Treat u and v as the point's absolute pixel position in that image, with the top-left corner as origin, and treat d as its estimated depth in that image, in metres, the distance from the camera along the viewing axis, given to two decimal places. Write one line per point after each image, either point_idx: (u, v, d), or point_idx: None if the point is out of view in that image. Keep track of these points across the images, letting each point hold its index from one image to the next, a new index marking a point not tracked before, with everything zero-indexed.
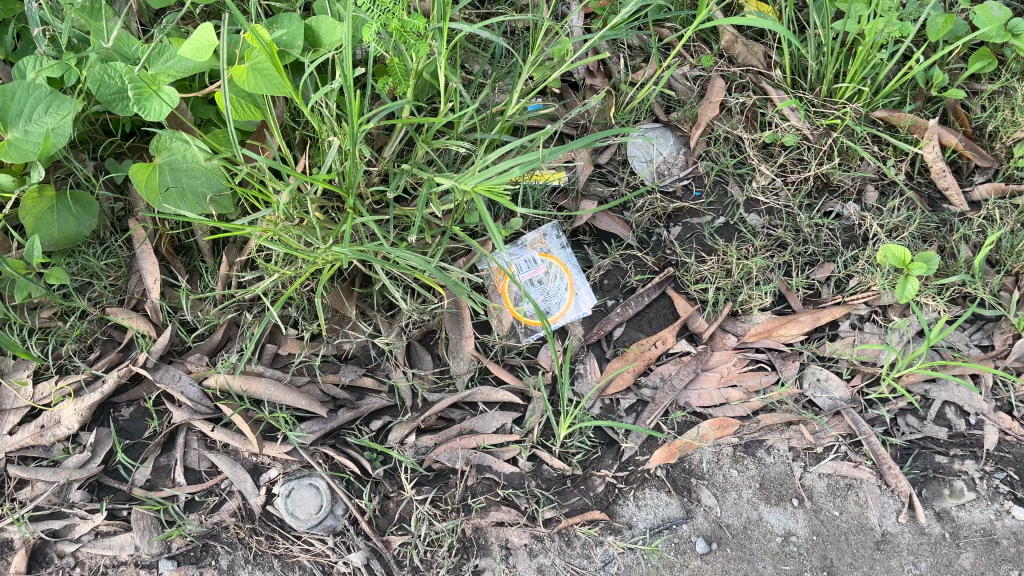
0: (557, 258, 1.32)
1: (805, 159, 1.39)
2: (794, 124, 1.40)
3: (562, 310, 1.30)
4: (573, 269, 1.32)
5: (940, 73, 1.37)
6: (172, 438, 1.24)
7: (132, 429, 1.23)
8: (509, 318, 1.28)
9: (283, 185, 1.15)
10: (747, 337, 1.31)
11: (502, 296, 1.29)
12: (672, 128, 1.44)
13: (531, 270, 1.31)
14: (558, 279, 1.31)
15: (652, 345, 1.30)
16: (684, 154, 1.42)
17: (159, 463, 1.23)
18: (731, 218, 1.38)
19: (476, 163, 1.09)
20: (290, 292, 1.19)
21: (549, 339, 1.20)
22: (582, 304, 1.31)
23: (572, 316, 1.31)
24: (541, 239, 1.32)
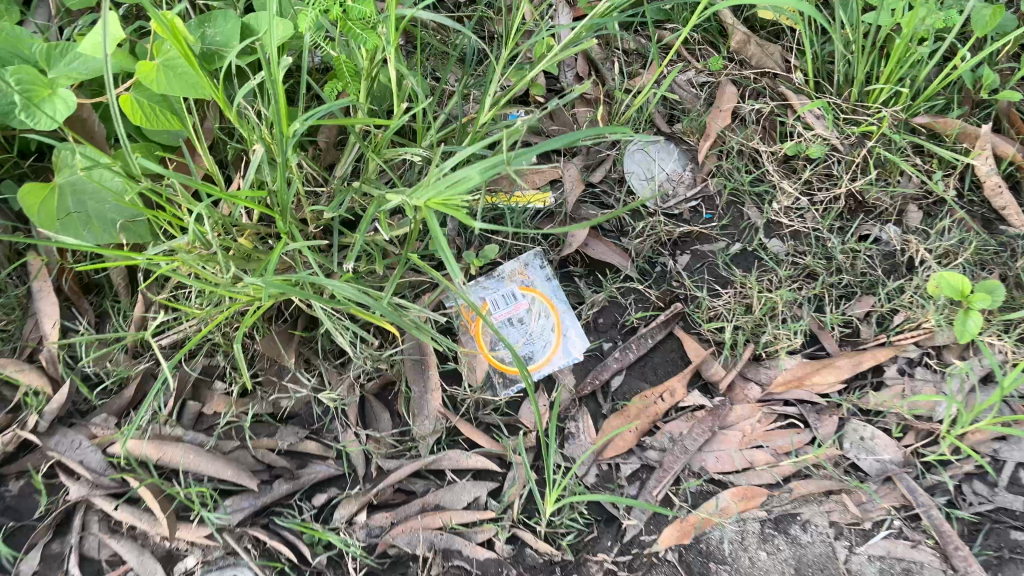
0: (542, 292, 1.09)
1: (835, 174, 1.18)
2: (819, 133, 1.18)
3: (548, 355, 1.07)
4: (561, 305, 1.09)
5: (991, 71, 1.16)
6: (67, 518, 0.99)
7: (21, 506, 0.99)
8: (483, 366, 1.06)
9: (196, 203, 0.93)
10: (774, 387, 1.07)
11: (475, 341, 1.07)
12: (676, 140, 1.23)
13: (509, 308, 1.08)
14: (543, 318, 1.08)
15: (658, 399, 1.07)
16: (692, 171, 1.21)
17: (49, 551, 0.97)
18: (749, 244, 1.17)
19: (430, 170, 0.87)
20: (207, 334, 0.97)
21: (529, 393, 0.97)
22: (573, 348, 1.08)
23: (562, 363, 1.07)
24: (521, 270, 1.10)
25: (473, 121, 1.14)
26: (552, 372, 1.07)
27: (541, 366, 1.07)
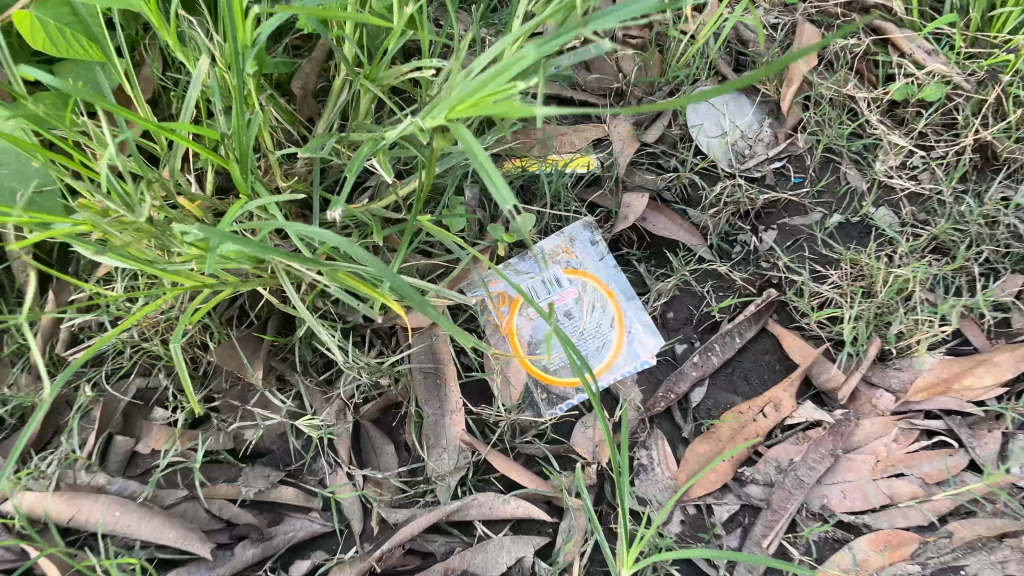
0: (595, 275, 0.84)
1: (958, 121, 0.91)
2: (935, 69, 0.92)
3: (611, 355, 0.81)
4: (621, 290, 0.84)
5: None
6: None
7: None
8: (521, 376, 0.79)
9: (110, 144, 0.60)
10: (913, 395, 0.80)
11: (512, 341, 0.80)
12: (748, 89, 0.96)
13: (553, 297, 0.82)
14: (599, 308, 0.83)
15: (758, 415, 0.79)
16: (771, 127, 0.95)
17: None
18: (853, 215, 0.90)
19: (454, 72, 0.58)
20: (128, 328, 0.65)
21: (599, 411, 0.68)
22: (643, 346, 0.82)
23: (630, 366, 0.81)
24: (565, 247, 0.84)
25: None
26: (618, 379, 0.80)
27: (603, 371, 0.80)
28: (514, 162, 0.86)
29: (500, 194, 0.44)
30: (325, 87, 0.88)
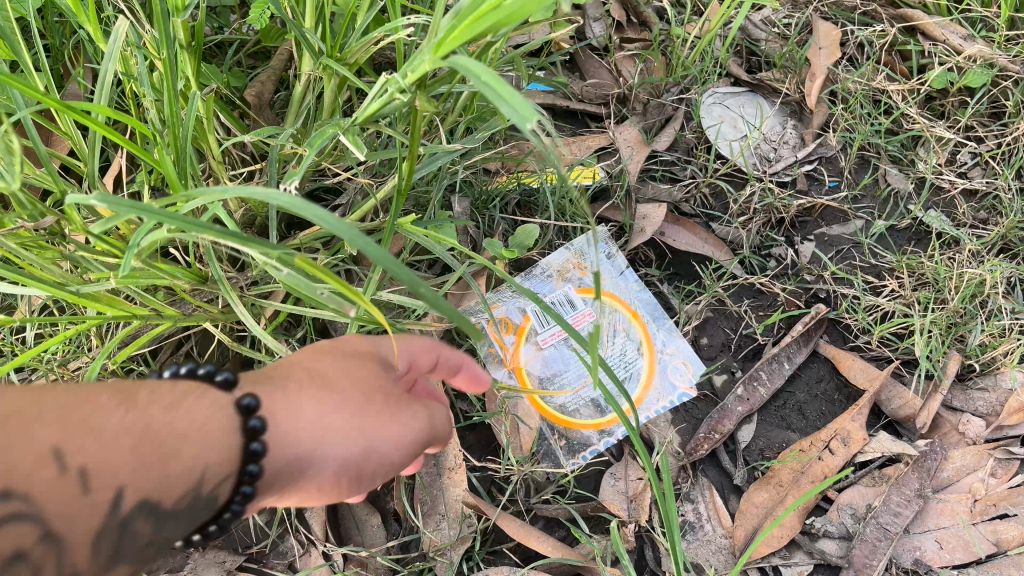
0: (615, 292, 0.72)
1: (1007, 108, 0.81)
2: (978, 52, 0.82)
3: (641, 388, 0.69)
4: (647, 308, 0.72)
5: None
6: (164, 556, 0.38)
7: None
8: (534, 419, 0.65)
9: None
10: (1006, 417, 0.66)
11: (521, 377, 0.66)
12: (762, 91, 0.85)
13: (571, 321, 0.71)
14: (623, 331, 0.71)
15: (824, 451, 0.65)
16: (795, 128, 0.84)
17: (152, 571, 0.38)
18: (902, 217, 0.78)
19: (440, 8, 0.45)
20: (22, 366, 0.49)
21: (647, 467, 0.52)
22: (680, 375, 0.69)
23: (665, 403, 0.68)
24: (577, 261, 0.72)
25: None
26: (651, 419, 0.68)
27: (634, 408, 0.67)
28: (508, 173, 0.74)
29: (517, 114, 0.32)
30: (283, 100, 0.75)
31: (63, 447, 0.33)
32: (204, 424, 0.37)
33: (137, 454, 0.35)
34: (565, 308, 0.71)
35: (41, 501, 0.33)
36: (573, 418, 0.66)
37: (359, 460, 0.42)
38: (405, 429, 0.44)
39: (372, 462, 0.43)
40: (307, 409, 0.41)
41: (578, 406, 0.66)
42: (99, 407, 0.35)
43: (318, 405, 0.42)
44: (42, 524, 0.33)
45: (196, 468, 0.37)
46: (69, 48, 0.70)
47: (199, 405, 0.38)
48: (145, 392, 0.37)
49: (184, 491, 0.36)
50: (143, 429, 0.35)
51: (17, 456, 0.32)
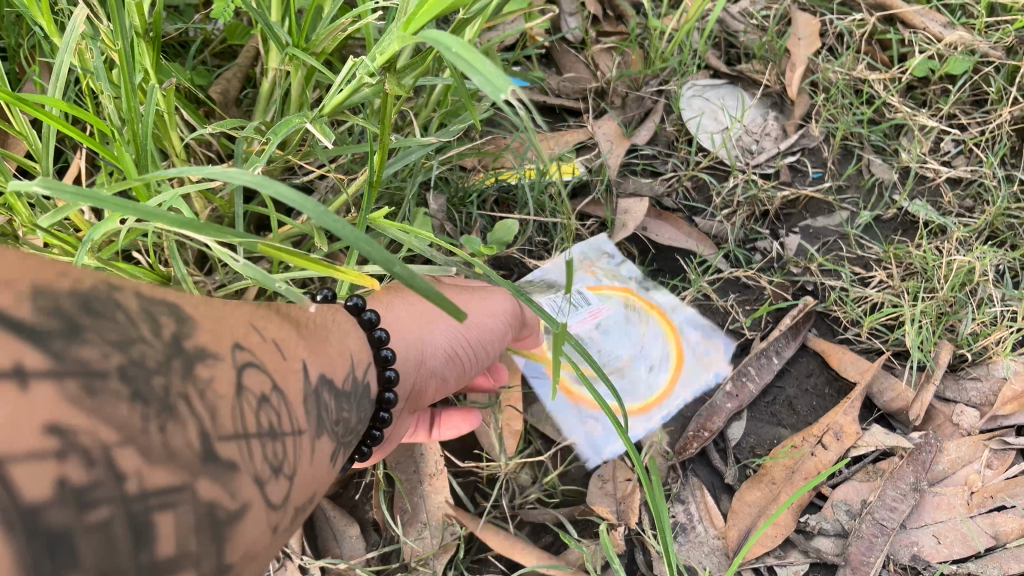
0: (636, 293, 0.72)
1: (989, 96, 0.80)
2: (958, 39, 0.81)
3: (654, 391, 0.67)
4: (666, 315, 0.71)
5: None
6: (340, 456, 0.42)
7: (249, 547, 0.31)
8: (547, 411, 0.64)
9: None
10: (1001, 406, 0.65)
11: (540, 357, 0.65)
12: (742, 82, 0.84)
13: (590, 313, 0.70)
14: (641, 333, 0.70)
15: (817, 447, 0.63)
16: (777, 119, 0.82)
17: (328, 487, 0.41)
18: (888, 207, 0.77)
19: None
20: None
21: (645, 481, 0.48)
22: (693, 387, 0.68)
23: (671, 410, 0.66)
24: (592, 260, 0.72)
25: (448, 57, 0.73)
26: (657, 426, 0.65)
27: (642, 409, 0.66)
28: (485, 169, 0.72)
29: (490, 82, 0.30)
30: (250, 98, 0.73)
31: (255, 324, 0.38)
32: (337, 318, 0.47)
33: (304, 338, 0.41)
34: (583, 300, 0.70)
35: (260, 355, 0.36)
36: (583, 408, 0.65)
37: (463, 334, 0.54)
38: (485, 303, 0.57)
39: (473, 335, 0.55)
40: (406, 309, 0.53)
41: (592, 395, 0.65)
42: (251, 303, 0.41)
43: (410, 305, 0.53)
44: (270, 376, 0.36)
45: (347, 350, 0.44)
46: (23, 47, 0.67)
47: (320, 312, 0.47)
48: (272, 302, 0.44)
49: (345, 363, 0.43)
50: (296, 320, 0.42)
51: (232, 325, 0.36)
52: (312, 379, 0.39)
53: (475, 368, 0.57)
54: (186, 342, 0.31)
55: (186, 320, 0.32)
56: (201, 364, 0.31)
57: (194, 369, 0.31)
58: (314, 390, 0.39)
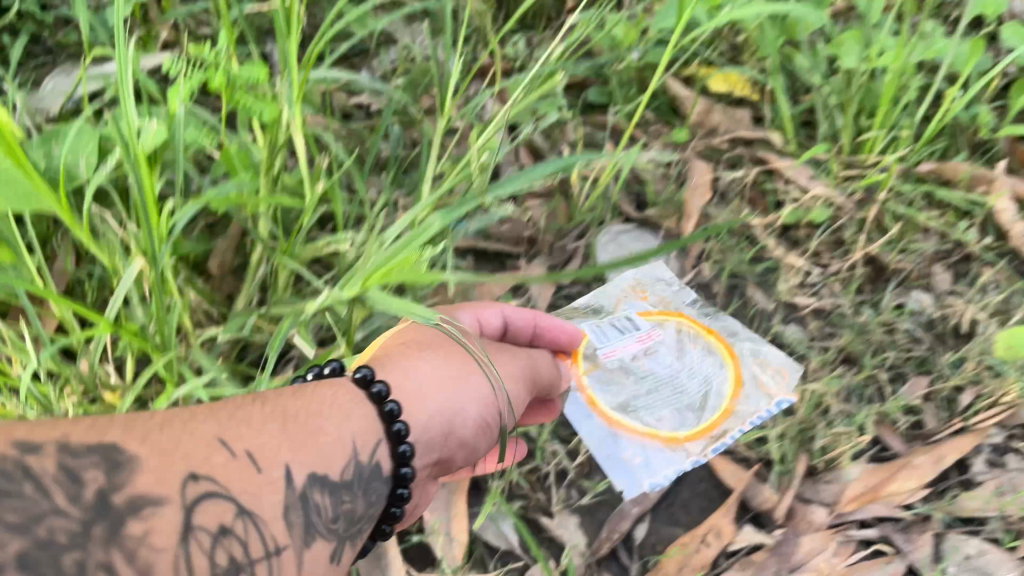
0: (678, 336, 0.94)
1: (846, 239, 0.99)
2: (820, 193, 1.01)
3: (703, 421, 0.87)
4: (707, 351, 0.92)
5: (989, 107, 1.03)
6: (348, 537, 0.56)
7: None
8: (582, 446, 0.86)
9: None
10: (846, 505, 0.82)
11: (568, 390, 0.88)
12: (652, 226, 1.03)
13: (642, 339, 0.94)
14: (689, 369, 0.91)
15: (701, 544, 0.80)
16: (677, 258, 1.01)
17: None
18: (766, 333, 0.95)
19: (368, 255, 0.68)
20: None
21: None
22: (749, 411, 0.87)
23: (741, 425, 0.86)
24: (637, 294, 0.98)
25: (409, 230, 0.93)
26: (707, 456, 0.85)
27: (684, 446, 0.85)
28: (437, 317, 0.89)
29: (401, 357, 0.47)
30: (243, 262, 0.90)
31: (229, 441, 0.51)
32: (340, 401, 0.59)
33: (287, 441, 0.53)
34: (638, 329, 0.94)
35: (225, 482, 0.49)
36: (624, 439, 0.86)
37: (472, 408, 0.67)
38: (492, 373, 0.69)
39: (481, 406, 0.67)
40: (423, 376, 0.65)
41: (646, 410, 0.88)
42: (256, 415, 0.54)
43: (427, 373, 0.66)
44: (232, 501, 0.49)
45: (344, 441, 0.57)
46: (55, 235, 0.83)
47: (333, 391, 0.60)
48: (286, 399, 0.57)
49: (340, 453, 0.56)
50: (287, 418, 0.55)
51: (199, 456, 0.49)
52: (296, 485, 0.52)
53: (490, 428, 0.70)
54: (122, 497, 0.45)
55: (134, 473, 0.46)
56: (136, 517, 0.45)
57: (125, 527, 0.44)
58: (299, 494, 0.52)
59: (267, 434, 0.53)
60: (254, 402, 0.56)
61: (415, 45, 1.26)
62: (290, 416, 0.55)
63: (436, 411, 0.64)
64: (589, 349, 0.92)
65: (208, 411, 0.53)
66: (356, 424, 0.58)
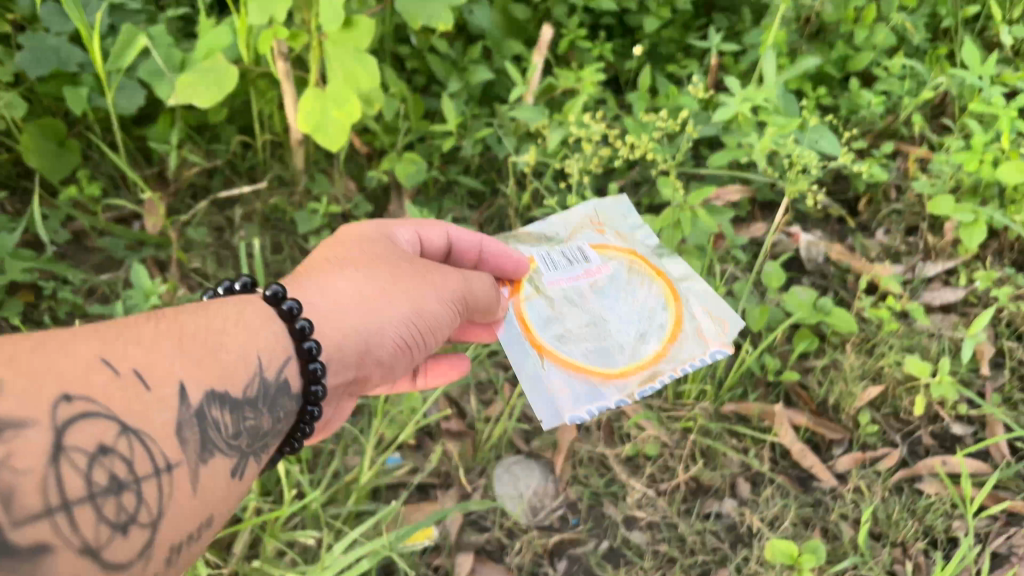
0: (630, 272, 1.46)
1: (672, 465, 1.39)
2: (651, 432, 1.42)
3: (641, 353, 1.36)
4: (657, 288, 1.44)
5: (772, 359, 1.46)
6: (241, 430, 0.92)
7: (124, 549, 0.75)
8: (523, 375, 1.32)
9: None
10: None
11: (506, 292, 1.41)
12: (534, 456, 1.43)
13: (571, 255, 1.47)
14: (636, 292, 1.43)
15: None
16: (553, 482, 1.40)
17: (244, 491, 0.93)
18: (614, 540, 1.33)
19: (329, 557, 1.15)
20: None
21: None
22: (683, 352, 1.37)
23: (661, 367, 1.35)
24: (574, 205, 1.56)
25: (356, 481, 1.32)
26: (634, 384, 1.32)
27: (623, 377, 1.33)
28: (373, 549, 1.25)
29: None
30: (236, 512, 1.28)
31: (110, 364, 0.80)
32: (249, 330, 0.97)
33: (171, 368, 0.85)
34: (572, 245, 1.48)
35: (110, 406, 0.78)
36: (561, 365, 1.33)
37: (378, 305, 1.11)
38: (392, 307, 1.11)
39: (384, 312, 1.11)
40: (339, 299, 1.09)
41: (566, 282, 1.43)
42: (161, 338, 0.87)
43: (341, 300, 1.09)
44: (112, 419, 0.77)
45: (233, 366, 0.92)
46: None
47: (248, 323, 0.98)
48: (191, 329, 0.91)
49: (248, 370, 0.93)
50: (169, 352, 0.86)
51: (84, 381, 0.77)
52: (194, 402, 0.85)
53: (421, 335, 1.15)
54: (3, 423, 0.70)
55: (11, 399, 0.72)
56: (14, 443, 0.70)
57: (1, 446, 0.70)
58: (188, 409, 0.85)
59: (172, 363, 0.85)
60: (158, 327, 0.89)
61: None
62: (190, 335, 0.90)
63: (371, 322, 1.09)
64: (535, 279, 1.43)
65: (102, 333, 0.83)
66: (266, 352, 0.97)
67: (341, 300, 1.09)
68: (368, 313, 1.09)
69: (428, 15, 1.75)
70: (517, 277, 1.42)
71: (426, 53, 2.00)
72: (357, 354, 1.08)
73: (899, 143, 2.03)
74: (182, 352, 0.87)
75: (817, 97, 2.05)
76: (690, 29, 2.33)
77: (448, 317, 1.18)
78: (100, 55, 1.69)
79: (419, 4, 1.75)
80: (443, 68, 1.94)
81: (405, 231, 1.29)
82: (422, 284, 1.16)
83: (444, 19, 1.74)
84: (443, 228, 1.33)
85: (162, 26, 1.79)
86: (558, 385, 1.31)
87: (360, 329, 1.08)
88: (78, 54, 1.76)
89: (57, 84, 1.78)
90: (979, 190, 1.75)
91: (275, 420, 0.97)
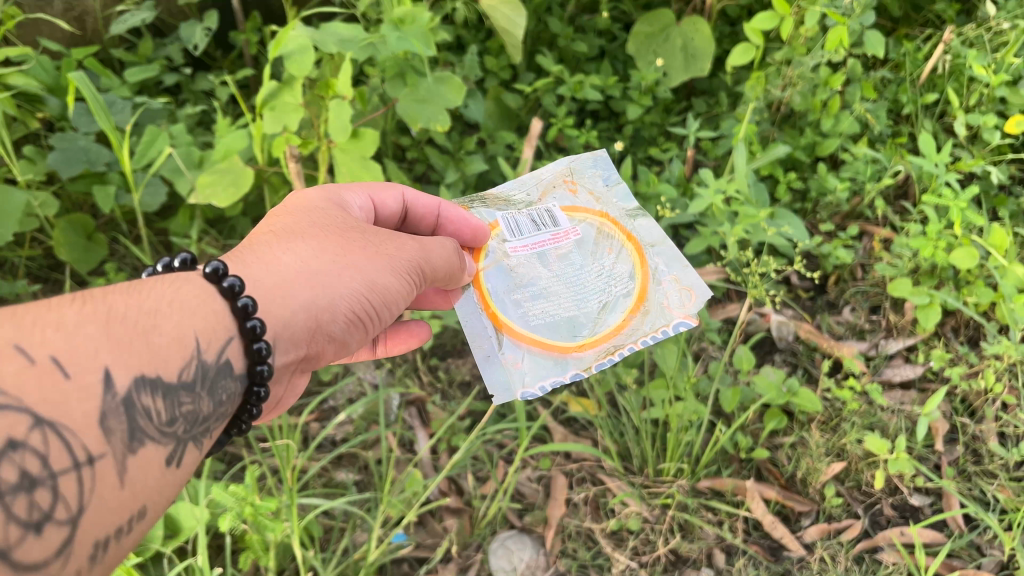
0: (599, 237, 1.57)
1: (652, 538, 1.52)
2: (633, 507, 1.55)
3: (604, 323, 1.47)
4: (625, 254, 1.55)
5: (744, 437, 1.59)
6: (175, 409, 0.96)
7: (38, 547, 0.79)
8: (487, 338, 1.44)
9: None
10: None
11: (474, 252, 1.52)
12: (527, 530, 1.57)
13: (537, 215, 1.56)
14: (606, 268, 1.53)
15: None
16: (544, 554, 1.53)
17: (181, 477, 0.97)
18: None
19: None
20: None
21: None
22: (646, 325, 1.47)
23: (623, 350, 1.43)
24: (559, 179, 1.65)
25: (363, 557, 1.44)
26: (593, 358, 1.43)
27: (581, 350, 1.44)
28: None
29: None
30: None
31: (25, 352, 0.85)
32: (180, 313, 1.02)
33: (96, 354, 0.89)
34: (543, 216, 1.57)
35: (21, 396, 0.81)
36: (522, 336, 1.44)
37: (320, 289, 1.17)
38: (335, 288, 1.18)
39: (324, 297, 1.17)
40: (286, 277, 1.16)
41: (538, 250, 1.53)
42: (86, 322, 0.92)
43: (287, 278, 1.16)
44: (27, 410, 0.81)
45: (160, 346, 0.96)
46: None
47: (182, 303, 1.03)
48: (120, 310, 0.95)
49: (183, 352, 0.98)
50: (91, 337, 0.90)
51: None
52: (119, 389, 0.90)
53: (354, 311, 1.21)
54: None
55: None
56: None
57: None
58: (110, 391, 0.89)
59: (94, 349, 0.89)
60: (83, 311, 0.93)
61: (366, 379, 1.78)
62: (118, 318, 0.94)
63: (310, 299, 1.16)
64: (501, 242, 1.53)
65: (19, 323, 0.88)
66: (202, 330, 1.02)
67: (291, 279, 1.16)
68: (317, 293, 1.17)
69: (427, 117, 1.93)
70: (478, 244, 1.52)
71: (425, 146, 2.16)
72: (305, 329, 1.15)
73: (864, 224, 2.20)
74: (108, 335, 0.92)
75: (788, 181, 2.21)
76: (670, 115, 2.51)
77: (401, 287, 1.26)
78: (127, 155, 1.85)
79: (418, 108, 1.93)
80: (440, 160, 2.10)
81: (359, 197, 1.43)
82: (373, 261, 1.24)
83: (442, 121, 1.92)
84: (398, 193, 1.49)
85: (183, 128, 1.95)
86: (514, 354, 1.42)
87: (310, 308, 1.15)
88: (105, 154, 1.92)
89: (86, 182, 1.94)
90: (936, 272, 1.89)
91: (216, 404, 1.03)
